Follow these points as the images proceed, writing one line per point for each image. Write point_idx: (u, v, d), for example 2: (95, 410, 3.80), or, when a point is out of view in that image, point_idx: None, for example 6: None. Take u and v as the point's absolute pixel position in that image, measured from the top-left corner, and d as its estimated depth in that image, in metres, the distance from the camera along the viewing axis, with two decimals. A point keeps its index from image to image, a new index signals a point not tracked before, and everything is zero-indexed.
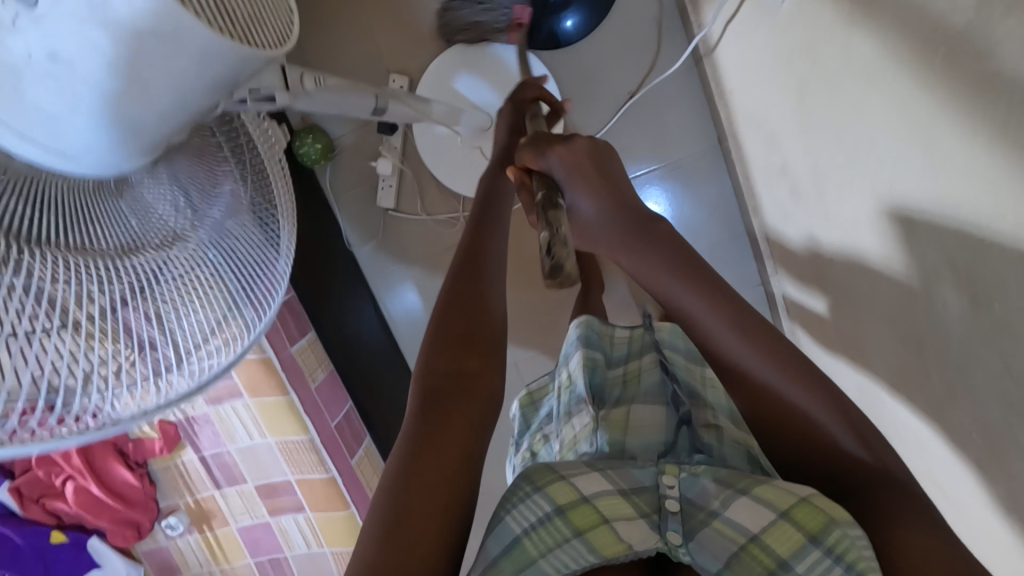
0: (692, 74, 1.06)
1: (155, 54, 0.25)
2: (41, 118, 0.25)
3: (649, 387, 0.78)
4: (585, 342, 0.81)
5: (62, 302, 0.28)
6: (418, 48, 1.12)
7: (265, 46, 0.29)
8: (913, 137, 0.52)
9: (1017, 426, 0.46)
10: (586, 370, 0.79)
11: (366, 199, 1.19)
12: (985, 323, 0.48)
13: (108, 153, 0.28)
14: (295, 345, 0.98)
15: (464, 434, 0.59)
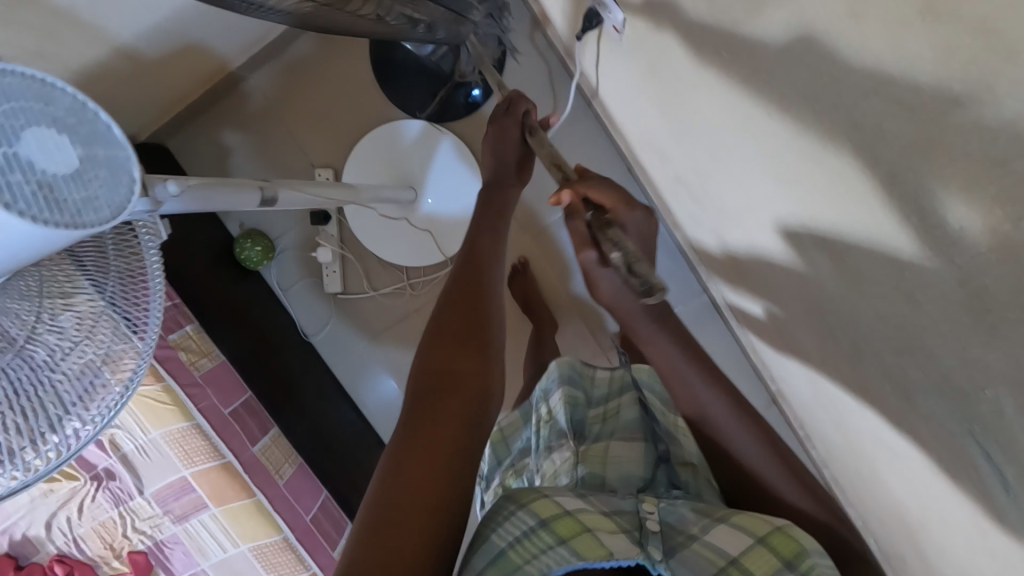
0: (588, 113, 1.15)
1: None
2: None
3: (628, 423, 0.75)
4: (566, 380, 0.78)
5: None
6: (336, 141, 1.20)
7: (96, 222, 0.35)
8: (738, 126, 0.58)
9: (909, 361, 0.49)
10: (565, 406, 0.75)
11: (315, 289, 1.24)
12: (850, 278, 0.52)
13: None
14: (257, 444, 0.97)
15: (457, 429, 0.57)
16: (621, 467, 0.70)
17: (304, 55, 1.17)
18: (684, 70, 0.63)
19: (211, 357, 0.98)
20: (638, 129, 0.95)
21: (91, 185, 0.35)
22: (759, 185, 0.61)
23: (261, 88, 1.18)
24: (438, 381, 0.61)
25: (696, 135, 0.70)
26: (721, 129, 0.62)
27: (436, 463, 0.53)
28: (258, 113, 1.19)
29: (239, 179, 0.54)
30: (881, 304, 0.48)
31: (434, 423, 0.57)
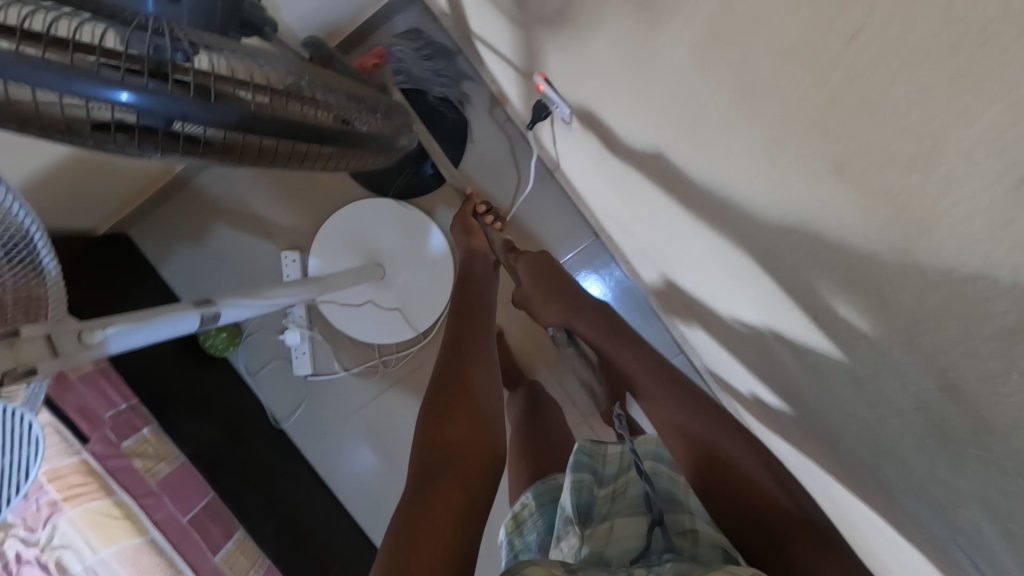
0: (552, 181, 1.16)
1: None
2: None
3: (635, 500, 0.66)
4: (575, 460, 0.69)
5: None
6: (302, 221, 1.18)
7: None
8: (685, 215, 0.57)
9: (880, 459, 0.48)
10: (573, 488, 0.66)
11: (284, 371, 1.19)
12: (814, 371, 0.50)
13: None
14: (219, 553, 0.92)
15: (461, 491, 0.56)
16: (625, 546, 0.62)
17: None
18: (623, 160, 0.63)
19: (170, 460, 0.95)
20: (603, 201, 0.95)
21: None
22: (716, 268, 0.60)
23: (223, 173, 1.17)
24: (441, 454, 0.59)
25: (657, 215, 0.70)
26: (672, 215, 0.62)
27: (450, 525, 0.52)
28: (222, 196, 1.17)
29: (176, 301, 0.51)
30: (842, 395, 0.47)
31: (443, 488, 0.56)
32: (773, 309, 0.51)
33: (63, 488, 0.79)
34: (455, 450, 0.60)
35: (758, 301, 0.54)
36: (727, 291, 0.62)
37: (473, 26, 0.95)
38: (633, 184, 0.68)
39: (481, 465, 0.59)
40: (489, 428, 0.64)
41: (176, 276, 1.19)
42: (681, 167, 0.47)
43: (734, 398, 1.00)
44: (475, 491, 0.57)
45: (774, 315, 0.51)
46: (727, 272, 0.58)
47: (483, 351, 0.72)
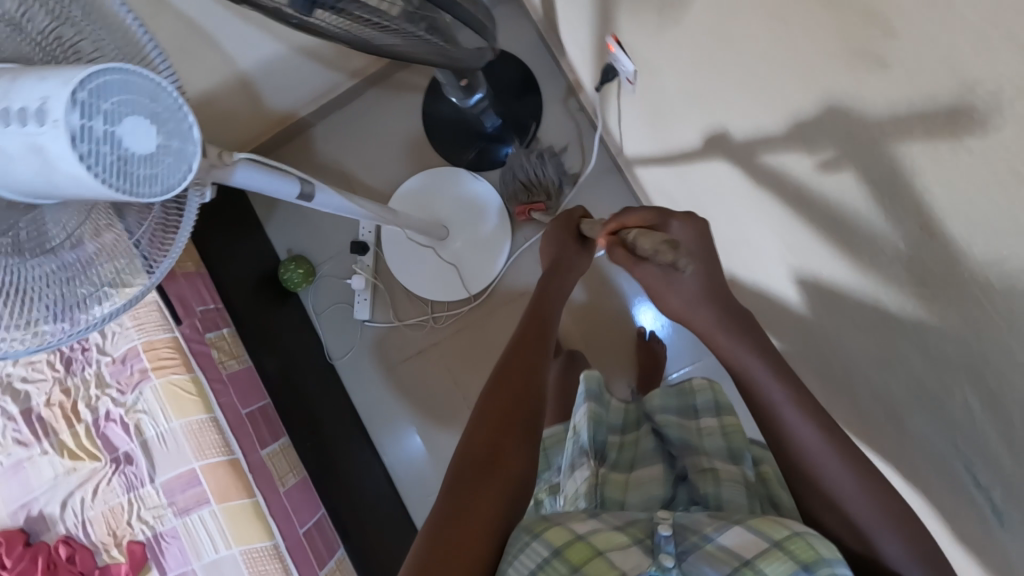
0: (615, 171, 1.24)
1: (82, 186, 0.35)
2: (41, 157, 0.33)
3: (647, 450, 0.82)
4: (590, 396, 0.84)
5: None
6: (384, 182, 1.32)
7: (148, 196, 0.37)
8: (737, 152, 0.64)
9: (899, 383, 0.50)
10: (589, 423, 0.81)
11: (345, 314, 1.31)
12: (854, 294, 0.52)
13: (16, 186, 0.36)
14: (265, 448, 1.01)
15: (490, 508, 0.55)
16: (642, 491, 0.76)
17: (366, 109, 1.32)
18: (686, 106, 0.70)
19: (239, 360, 1.07)
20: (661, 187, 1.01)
21: (157, 163, 0.37)
22: (754, 204, 0.67)
23: (324, 132, 1.33)
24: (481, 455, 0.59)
25: (711, 176, 0.75)
26: (720, 164, 0.70)
27: (472, 534, 0.53)
28: (318, 151, 1.33)
29: (286, 167, 0.62)
30: (880, 308, 0.49)
31: (467, 503, 0.55)
32: (820, 232, 0.54)
33: (153, 358, 0.94)
34: (492, 465, 0.58)
35: (795, 233, 0.60)
36: (778, 238, 0.65)
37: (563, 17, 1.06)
38: (684, 140, 0.77)
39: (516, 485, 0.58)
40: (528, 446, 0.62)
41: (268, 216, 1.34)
42: (754, 86, 0.53)
43: None
44: (500, 508, 0.56)
45: (820, 238, 0.54)
46: (765, 209, 0.65)
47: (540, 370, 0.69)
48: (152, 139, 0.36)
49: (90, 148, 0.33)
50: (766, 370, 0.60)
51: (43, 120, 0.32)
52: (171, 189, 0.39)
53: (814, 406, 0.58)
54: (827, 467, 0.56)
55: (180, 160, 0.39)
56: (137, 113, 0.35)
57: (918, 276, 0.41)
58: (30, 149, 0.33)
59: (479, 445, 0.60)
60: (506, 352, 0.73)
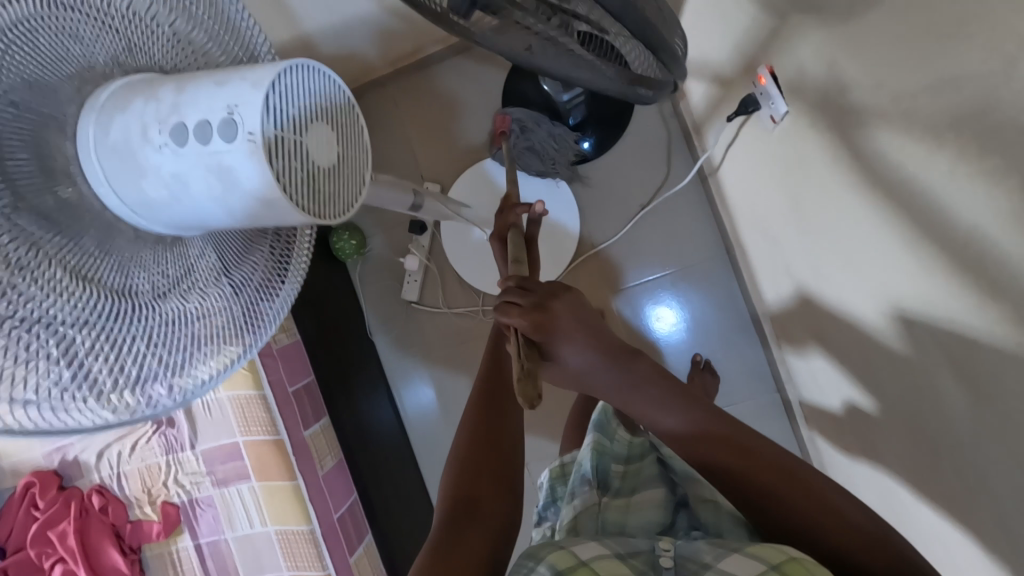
0: (700, 188, 1.17)
1: (258, 208, 0.33)
2: (229, 181, 0.32)
3: (651, 475, 0.71)
4: (595, 426, 0.78)
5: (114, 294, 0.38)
6: (450, 159, 1.23)
7: (327, 215, 0.36)
8: (893, 233, 0.60)
9: None
10: (592, 452, 0.74)
11: (392, 292, 1.26)
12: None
13: (167, 225, 0.37)
14: (308, 430, 0.98)
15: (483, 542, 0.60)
16: (642, 517, 0.67)
17: (442, 77, 1.23)
18: (848, 166, 0.65)
19: (288, 334, 1.01)
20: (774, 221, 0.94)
21: (336, 181, 0.37)
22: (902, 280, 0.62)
23: (392, 95, 1.24)
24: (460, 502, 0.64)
25: (845, 235, 0.70)
26: (865, 232, 0.65)
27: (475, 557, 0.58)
28: (384, 116, 1.24)
29: (399, 180, 0.56)
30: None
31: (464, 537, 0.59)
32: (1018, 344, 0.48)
33: None
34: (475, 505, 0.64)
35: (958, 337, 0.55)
36: (932, 324, 0.59)
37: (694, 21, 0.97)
38: (828, 192, 0.71)
39: (500, 505, 0.65)
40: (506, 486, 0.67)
41: None
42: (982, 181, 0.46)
43: (830, 446, 0.98)
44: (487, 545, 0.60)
45: (1014, 353, 0.48)
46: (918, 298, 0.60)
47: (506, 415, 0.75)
48: (333, 149, 0.36)
49: (280, 163, 0.33)
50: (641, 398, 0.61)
51: (235, 137, 0.32)
52: (347, 206, 0.38)
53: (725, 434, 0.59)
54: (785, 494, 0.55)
55: (350, 186, 0.39)
56: (323, 122, 0.36)
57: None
58: (217, 169, 0.32)
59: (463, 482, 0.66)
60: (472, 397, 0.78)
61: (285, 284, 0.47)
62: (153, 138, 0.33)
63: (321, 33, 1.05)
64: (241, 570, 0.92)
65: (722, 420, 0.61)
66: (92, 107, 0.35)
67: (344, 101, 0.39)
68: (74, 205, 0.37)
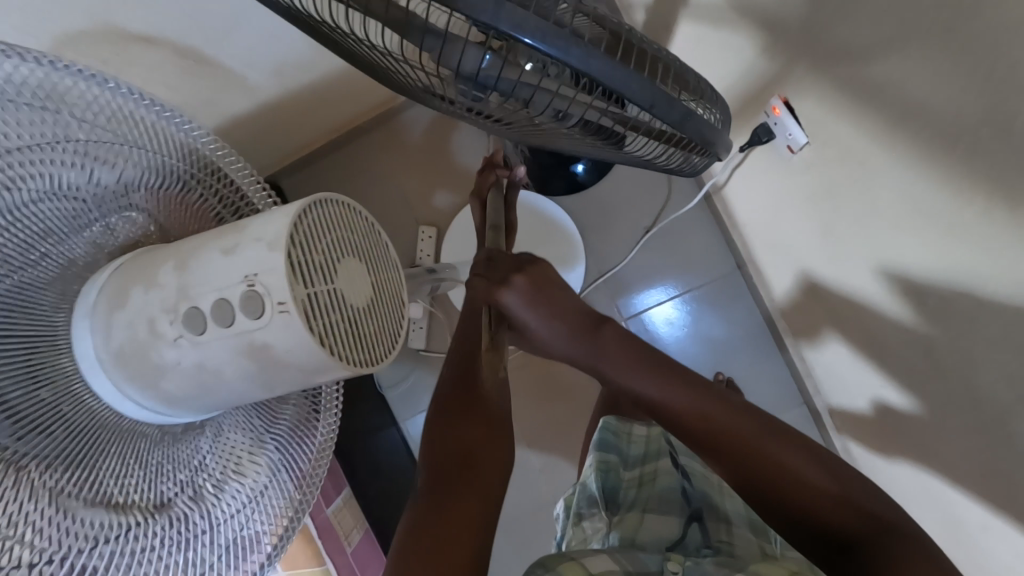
0: (705, 205, 1.14)
1: (294, 362, 0.37)
2: (264, 363, 0.38)
3: (662, 489, 0.78)
4: (600, 444, 0.85)
5: (165, 510, 0.43)
6: (445, 199, 1.19)
7: (354, 361, 0.39)
8: (966, 263, 0.56)
9: None
10: (599, 471, 0.81)
11: (398, 342, 1.21)
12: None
13: (200, 407, 0.43)
14: (331, 506, 0.94)
15: (477, 502, 0.53)
16: (654, 530, 0.72)
17: (429, 117, 1.18)
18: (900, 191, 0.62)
19: None
20: (796, 239, 0.91)
21: (362, 324, 0.40)
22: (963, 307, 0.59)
23: (379, 140, 1.19)
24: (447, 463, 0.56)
25: (896, 251, 0.67)
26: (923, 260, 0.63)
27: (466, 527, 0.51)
28: (372, 161, 1.19)
29: None
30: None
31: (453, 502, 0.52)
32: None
33: None
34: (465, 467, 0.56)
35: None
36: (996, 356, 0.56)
37: (693, 41, 0.94)
38: (875, 216, 0.68)
39: (495, 460, 0.58)
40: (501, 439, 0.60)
41: None
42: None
43: (868, 462, 0.96)
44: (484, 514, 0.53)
45: None
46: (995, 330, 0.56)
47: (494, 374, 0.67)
48: (363, 287, 0.41)
49: (315, 323, 0.37)
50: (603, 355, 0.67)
51: (266, 325, 0.36)
52: (380, 356, 0.42)
53: (695, 391, 0.62)
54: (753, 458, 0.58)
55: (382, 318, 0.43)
56: (351, 258, 0.40)
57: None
58: (249, 347, 0.37)
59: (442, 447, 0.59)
60: (447, 366, 0.71)
61: (317, 434, 0.52)
62: (164, 328, 0.39)
63: (302, 86, 0.99)
64: None
65: (703, 388, 0.62)
66: (84, 303, 0.42)
67: (367, 228, 0.43)
68: (92, 423, 0.42)
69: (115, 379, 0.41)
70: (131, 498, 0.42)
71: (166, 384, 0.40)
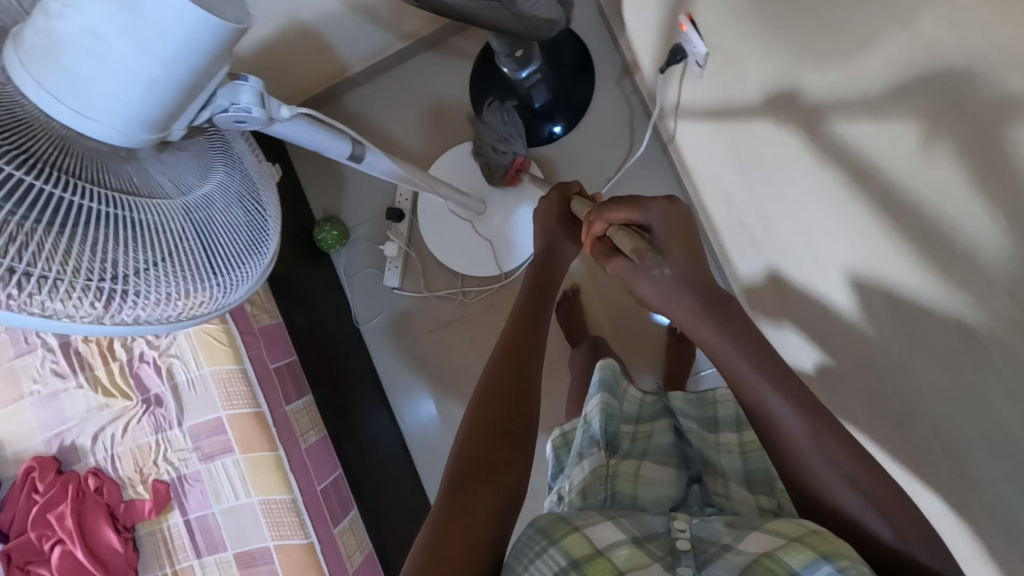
0: (663, 159, 1.20)
1: (151, 18, 0.32)
2: (132, 21, 0.32)
3: (659, 445, 0.77)
4: (606, 386, 0.78)
5: (98, 214, 0.37)
6: (424, 149, 1.29)
7: (229, 21, 0.35)
8: (812, 155, 0.62)
9: (960, 412, 0.49)
10: (602, 415, 0.75)
11: (375, 280, 1.30)
12: (940, 329, 0.49)
13: (123, 117, 0.36)
14: (290, 405, 1.03)
15: (494, 507, 0.61)
16: (653, 488, 0.72)
17: (414, 74, 1.29)
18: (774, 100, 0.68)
19: (271, 315, 1.07)
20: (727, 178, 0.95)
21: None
22: (820, 201, 0.64)
23: (368, 94, 1.30)
24: (475, 463, 0.64)
25: (783, 164, 0.71)
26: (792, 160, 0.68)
27: (467, 535, 0.57)
28: (361, 113, 1.30)
29: (342, 126, 0.59)
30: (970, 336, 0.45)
31: (468, 504, 0.60)
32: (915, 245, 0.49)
33: None
34: (490, 470, 0.64)
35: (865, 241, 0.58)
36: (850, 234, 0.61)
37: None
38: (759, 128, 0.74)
39: (516, 466, 0.65)
40: (526, 439, 0.68)
41: (307, 174, 1.33)
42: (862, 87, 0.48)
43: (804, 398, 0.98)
44: (497, 509, 0.61)
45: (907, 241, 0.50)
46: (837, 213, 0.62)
47: (529, 379, 0.73)
48: None
49: None
50: (735, 349, 0.59)
51: None
52: (235, 22, 0.35)
53: (811, 405, 0.56)
54: (832, 472, 0.54)
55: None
56: None
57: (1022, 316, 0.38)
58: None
59: (468, 460, 0.64)
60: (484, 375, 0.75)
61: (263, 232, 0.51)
62: (52, 7, 0.32)
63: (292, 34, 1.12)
64: (229, 545, 0.94)
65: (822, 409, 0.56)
66: (14, 47, 0.34)
67: None
68: (26, 118, 0.36)
69: (35, 77, 0.34)
70: (103, 176, 0.38)
71: (73, 67, 0.33)
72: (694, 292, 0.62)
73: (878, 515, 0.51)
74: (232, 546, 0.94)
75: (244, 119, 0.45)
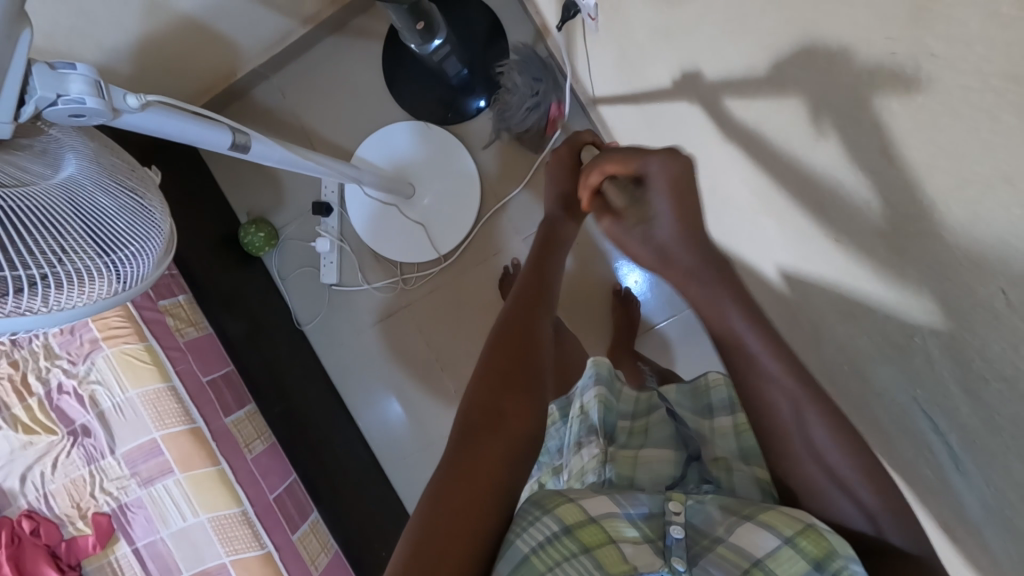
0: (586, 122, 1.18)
1: None
2: None
3: (659, 434, 0.67)
4: (603, 376, 0.68)
5: None
6: (343, 138, 1.24)
7: None
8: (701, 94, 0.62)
9: (856, 331, 0.50)
10: (599, 406, 0.66)
11: (312, 278, 1.26)
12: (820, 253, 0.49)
13: None
14: (230, 416, 1.00)
15: (500, 467, 0.51)
16: (652, 469, 0.63)
17: (321, 60, 1.24)
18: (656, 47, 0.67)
19: (198, 327, 1.03)
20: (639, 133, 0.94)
21: None
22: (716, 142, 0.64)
23: (276, 86, 1.24)
24: (483, 414, 0.55)
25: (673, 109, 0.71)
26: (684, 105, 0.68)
27: (478, 504, 0.48)
28: (272, 107, 1.24)
29: (216, 116, 0.55)
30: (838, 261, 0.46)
31: (476, 460, 0.51)
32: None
33: (104, 328, 0.93)
34: (494, 425, 0.54)
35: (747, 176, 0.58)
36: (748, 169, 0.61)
37: None
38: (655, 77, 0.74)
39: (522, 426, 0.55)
40: (534, 395, 0.58)
41: (224, 177, 1.27)
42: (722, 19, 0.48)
43: None
44: (506, 469, 0.51)
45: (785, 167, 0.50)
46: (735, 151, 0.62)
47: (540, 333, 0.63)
48: None
49: None
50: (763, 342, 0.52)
51: None
52: None
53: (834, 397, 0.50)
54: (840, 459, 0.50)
55: None
56: None
57: (866, 232, 0.39)
58: None
59: (477, 412, 0.55)
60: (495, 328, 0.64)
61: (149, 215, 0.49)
62: None
63: None
64: (183, 567, 0.91)
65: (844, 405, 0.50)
66: None
67: None
68: None
69: None
70: None
71: None
72: (693, 249, 0.52)
73: (809, 446, 0.51)
74: (187, 569, 0.90)
75: (80, 112, 0.41)
